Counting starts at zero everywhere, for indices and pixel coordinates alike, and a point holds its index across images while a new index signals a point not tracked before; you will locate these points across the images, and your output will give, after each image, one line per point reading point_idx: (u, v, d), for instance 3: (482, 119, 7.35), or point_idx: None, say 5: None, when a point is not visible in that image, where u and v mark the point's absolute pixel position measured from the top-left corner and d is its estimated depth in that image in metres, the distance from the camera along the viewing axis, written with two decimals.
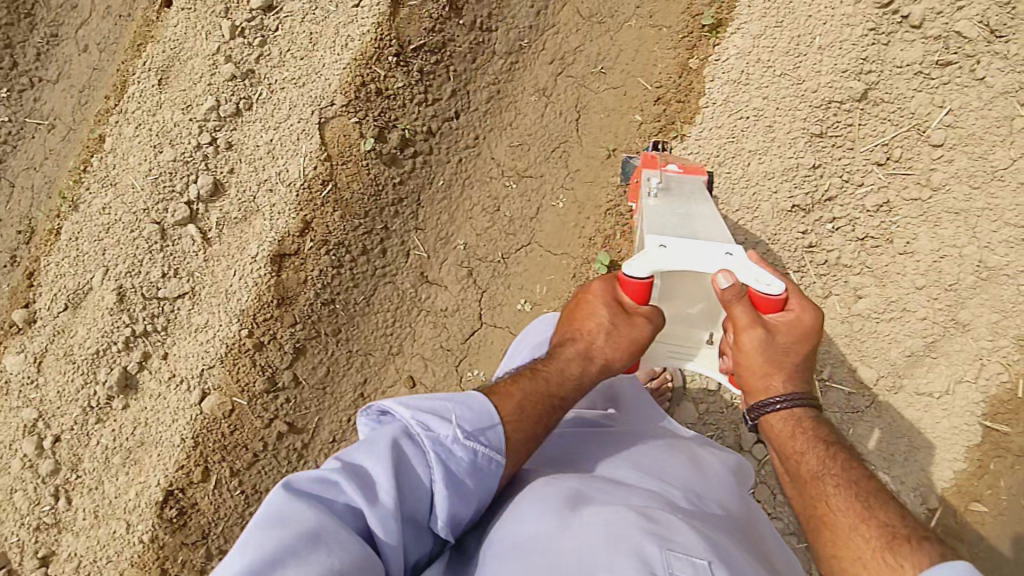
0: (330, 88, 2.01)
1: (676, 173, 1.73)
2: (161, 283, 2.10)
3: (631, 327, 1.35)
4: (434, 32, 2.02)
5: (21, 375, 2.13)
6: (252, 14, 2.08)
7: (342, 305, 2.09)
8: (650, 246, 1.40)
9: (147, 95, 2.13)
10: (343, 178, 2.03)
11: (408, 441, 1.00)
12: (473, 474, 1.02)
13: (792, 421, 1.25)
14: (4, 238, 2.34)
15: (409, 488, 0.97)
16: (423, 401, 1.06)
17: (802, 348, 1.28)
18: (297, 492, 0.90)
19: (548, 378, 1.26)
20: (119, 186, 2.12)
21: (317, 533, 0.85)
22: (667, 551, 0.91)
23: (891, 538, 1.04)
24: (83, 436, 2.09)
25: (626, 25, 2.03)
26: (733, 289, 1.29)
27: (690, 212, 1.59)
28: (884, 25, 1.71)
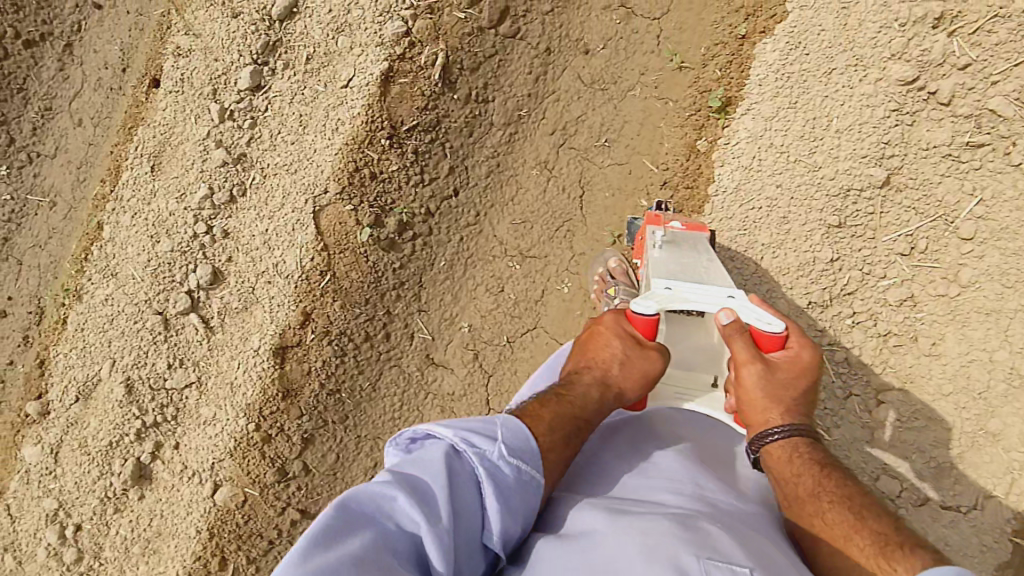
0: (322, 175, 1.94)
1: (681, 231, 1.68)
2: (167, 375, 2.13)
3: (644, 360, 1.31)
4: (427, 110, 1.91)
5: (41, 466, 2.21)
6: (240, 96, 1.99)
7: (347, 394, 2.09)
8: (657, 287, 1.38)
9: (141, 182, 2.08)
10: (341, 268, 1.99)
11: (455, 459, 0.99)
12: (520, 489, 1.01)
13: (790, 448, 1.21)
14: (17, 318, 2.35)
15: (460, 502, 0.95)
16: (461, 421, 1.06)
17: (801, 384, 1.26)
18: (349, 509, 0.86)
19: (569, 403, 1.23)
20: (119, 276, 2.13)
21: (364, 556, 0.81)
22: (708, 562, 0.90)
23: (885, 547, 1.04)
24: (101, 526, 2.16)
25: (630, 94, 1.94)
26: (735, 324, 1.28)
27: (696, 259, 1.54)
28: (908, 104, 1.60)
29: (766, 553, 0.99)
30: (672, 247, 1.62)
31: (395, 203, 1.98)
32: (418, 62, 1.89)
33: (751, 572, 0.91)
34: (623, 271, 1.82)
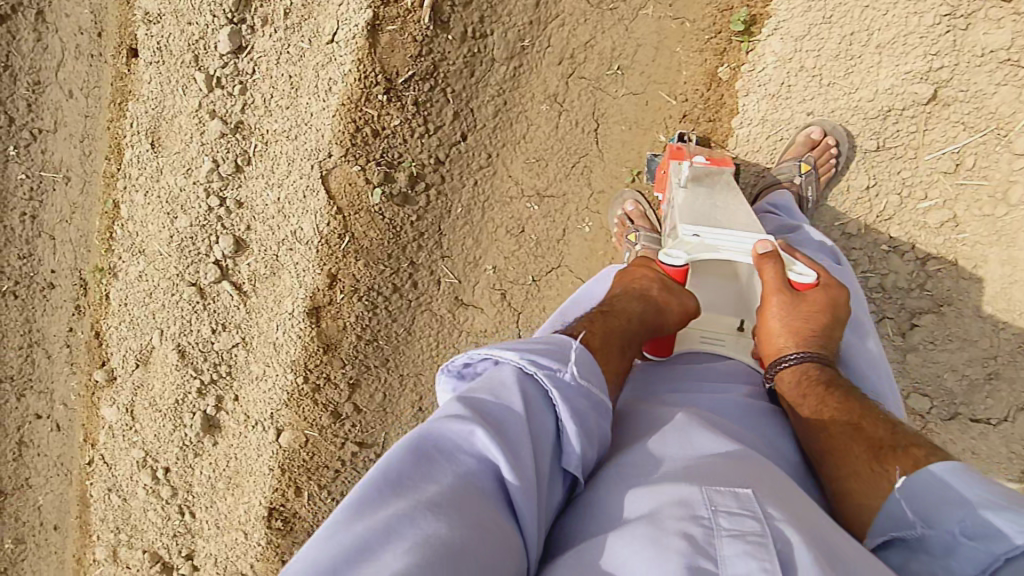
0: (324, 139, 1.87)
1: (705, 166, 1.45)
2: (213, 339, 2.10)
3: (683, 292, 1.24)
4: (422, 57, 1.78)
5: (122, 423, 2.20)
6: (223, 61, 1.92)
7: (385, 340, 2.00)
8: (683, 232, 1.25)
9: (146, 160, 2.04)
10: (358, 228, 1.90)
11: (527, 384, 0.91)
12: (592, 412, 0.94)
13: (807, 373, 1.14)
14: (66, 288, 2.28)
15: (535, 431, 0.88)
16: (523, 343, 0.98)
17: (824, 318, 1.19)
18: (424, 446, 0.82)
19: (617, 317, 1.15)
20: (148, 253, 2.12)
21: (444, 496, 0.77)
22: (709, 489, 0.82)
23: (878, 449, 0.98)
24: (188, 467, 2.14)
25: (641, 12, 1.75)
26: (767, 259, 1.20)
27: (724, 198, 1.36)
28: (963, 6, 1.43)
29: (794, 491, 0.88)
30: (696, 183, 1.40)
31: (403, 157, 1.87)
32: (405, 4, 1.76)
33: (752, 492, 0.82)
34: (640, 213, 1.76)
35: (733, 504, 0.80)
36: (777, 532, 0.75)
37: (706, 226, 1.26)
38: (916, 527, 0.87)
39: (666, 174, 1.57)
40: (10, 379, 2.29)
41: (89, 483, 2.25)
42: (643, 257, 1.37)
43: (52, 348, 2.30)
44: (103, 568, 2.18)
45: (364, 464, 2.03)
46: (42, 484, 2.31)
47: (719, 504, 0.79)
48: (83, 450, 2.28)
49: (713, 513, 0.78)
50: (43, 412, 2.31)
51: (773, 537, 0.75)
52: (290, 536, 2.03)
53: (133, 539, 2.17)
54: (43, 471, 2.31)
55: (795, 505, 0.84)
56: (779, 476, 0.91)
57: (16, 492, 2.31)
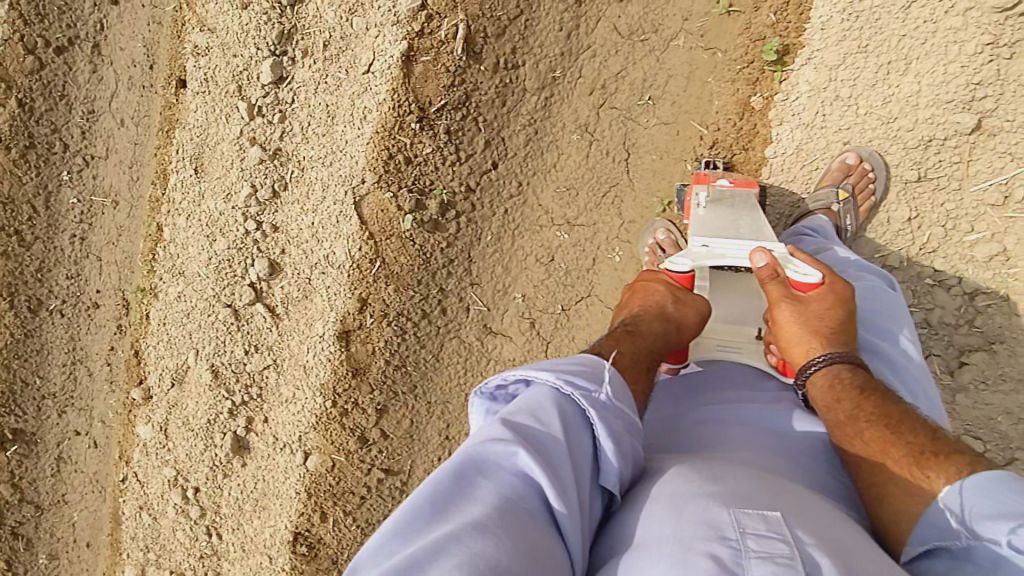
0: (358, 166, 1.90)
1: (728, 188, 1.51)
2: (246, 360, 2.11)
3: (694, 300, 1.24)
4: (455, 86, 1.81)
5: (155, 441, 2.23)
6: (264, 91, 1.99)
7: (413, 366, 2.00)
8: (693, 244, 1.30)
9: (189, 185, 2.12)
10: (389, 254, 1.92)
11: (565, 403, 0.88)
12: (629, 434, 0.90)
13: (834, 376, 1.10)
14: (110, 306, 2.35)
15: (576, 451, 0.85)
16: (556, 364, 0.95)
17: (838, 315, 1.18)
18: (462, 470, 0.79)
19: (642, 337, 1.15)
20: (187, 274, 2.16)
21: (486, 517, 0.75)
22: (737, 510, 0.78)
23: (920, 455, 0.94)
24: (216, 488, 2.15)
25: (672, 44, 1.76)
26: (770, 267, 1.21)
27: (739, 214, 1.42)
28: (1006, 35, 1.38)
29: (837, 523, 0.84)
30: (716, 203, 1.46)
31: (434, 185, 1.88)
32: (439, 36, 1.79)
33: (782, 516, 0.79)
34: (672, 241, 1.72)
35: (762, 526, 0.76)
36: (806, 556, 0.73)
37: (714, 238, 1.30)
38: (961, 538, 0.81)
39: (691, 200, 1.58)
40: (52, 396, 2.35)
41: (122, 501, 2.28)
42: (646, 271, 1.36)
43: (91, 367, 2.36)
44: None
45: (388, 491, 2.02)
46: (77, 501, 2.35)
47: (747, 526, 0.75)
48: (118, 466, 2.32)
49: (741, 534, 0.74)
50: (81, 429, 2.36)
51: (804, 562, 0.71)
52: (314, 562, 2.02)
53: (161, 559, 2.19)
54: (79, 487, 2.35)
55: (830, 535, 0.79)
56: (815, 506, 0.87)
57: (52, 507, 2.35)
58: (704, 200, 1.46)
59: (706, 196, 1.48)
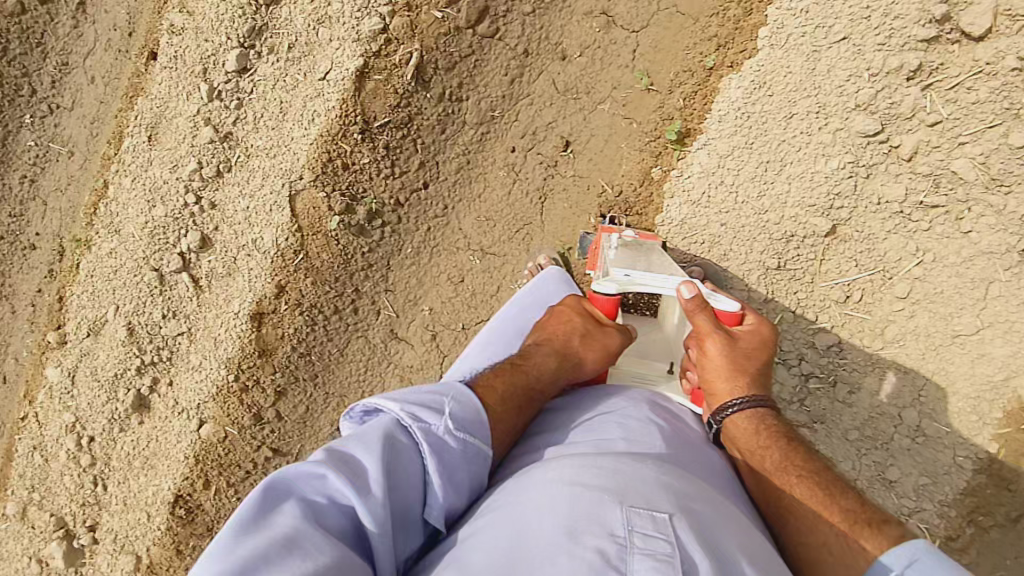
0: (299, 163, 2.03)
1: (634, 237, 1.67)
2: (161, 324, 2.19)
3: (602, 335, 1.34)
4: (400, 107, 1.97)
5: (61, 386, 2.28)
6: (227, 77, 2.11)
7: (318, 357, 2.11)
8: (615, 274, 1.36)
9: (140, 150, 2.23)
10: (313, 249, 2.04)
11: (399, 435, 0.99)
12: (466, 464, 1.03)
13: (756, 420, 1.21)
14: (45, 250, 2.42)
15: (403, 477, 0.95)
16: (408, 395, 1.06)
17: (762, 358, 1.29)
18: (279, 490, 0.87)
19: (527, 372, 1.27)
20: (122, 233, 2.24)
21: (301, 533, 0.82)
22: (629, 510, 0.87)
23: (854, 522, 1.06)
24: (110, 440, 2.22)
25: (599, 107, 1.93)
26: (698, 298, 1.26)
27: (648, 253, 1.55)
28: (866, 157, 1.57)
29: (717, 518, 0.93)
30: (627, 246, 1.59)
31: (367, 192, 2.03)
32: (393, 59, 1.95)
33: (670, 516, 0.88)
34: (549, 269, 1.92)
35: (650, 526, 0.85)
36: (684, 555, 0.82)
37: (636, 270, 1.36)
38: None
39: (597, 247, 1.73)
40: None
41: (16, 439, 2.32)
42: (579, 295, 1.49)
43: (16, 306, 2.42)
44: (9, 522, 2.27)
45: (273, 470, 2.13)
46: None
47: (636, 525, 0.85)
48: (20, 405, 2.36)
49: (630, 532, 0.84)
50: None
51: (681, 559, 0.82)
52: (190, 526, 2.11)
53: (44, 501, 2.24)
54: None
55: (709, 530, 0.89)
56: (702, 500, 0.96)
57: None
58: (615, 242, 1.61)
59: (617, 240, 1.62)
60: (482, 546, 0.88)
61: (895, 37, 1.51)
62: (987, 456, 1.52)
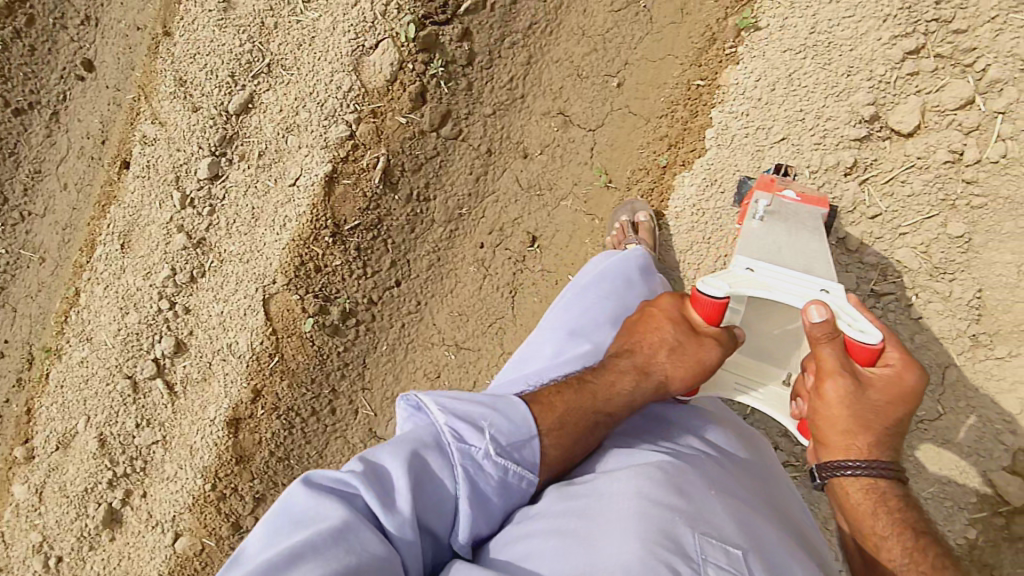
0: (272, 267, 2.06)
1: (794, 202, 1.48)
2: (135, 433, 2.16)
3: (698, 348, 1.21)
4: (369, 210, 2.03)
5: (28, 502, 2.21)
6: (200, 184, 2.15)
7: (296, 460, 2.08)
8: (736, 268, 1.21)
9: (113, 258, 2.24)
10: (288, 351, 2.05)
11: (438, 453, 1.03)
12: (502, 494, 1.06)
13: (870, 485, 1.09)
14: (14, 359, 2.39)
15: (435, 495, 1.01)
16: (461, 407, 1.08)
17: (899, 412, 1.08)
18: (324, 488, 0.96)
19: (592, 394, 1.20)
20: (93, 341, 2.22)
21: (346, 527, 0.90)
22: (700, 538, 0.96)
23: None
24: (81, 558, 2.14)
25: (562, 202, 2.00)
26: (826, 324, 1.08)
27: (799, 238, 1.37)
28: None
29: (765, 534, 1.02)
30: (776, 217, 1.45)
31: (339, 293, 2.06)
32: (361, 164, 2.02)
33: (739, 553, 0.95)
34: (649, 227, 1.79)
35: (720, 559, 0.94)
36: None
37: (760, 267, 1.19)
38: None
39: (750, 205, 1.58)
40: None
41: None
42: (681, 292, 1.33)
43: None
44: None
45: None
46: None
47: (708, 557, 0.93)
48: None
49: (702, 563, 0.92)
50: None
51: None
52: None
53: None
54: None
55: (757, 549, 0.98)
56: (743, 513, 1.04)
57: None
58: (761, 212, 1.45)
59: (766, 207, 1.47)
60: (553, 556, 0.95)
61: (829, 137, 1.66)
62: (967, 542, 1.52)
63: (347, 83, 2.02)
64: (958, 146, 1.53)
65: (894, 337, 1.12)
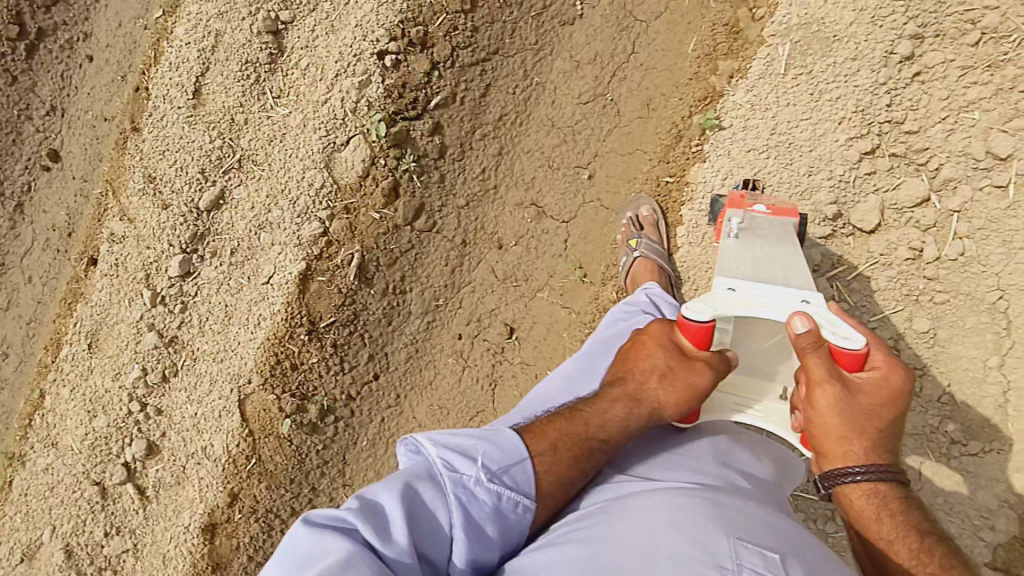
0: (247, 366, 2.03)
1: (765, 215, 1.51)
2: (104, 542, 2.08)
3: (688, 373, 1.19)
4: (345, 306, 2.01)
5: None
6: (170, 282, 2.11)
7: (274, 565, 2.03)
8: (717, 289, 1.23)
9: (79, 358, 2.18)
10: (265, 452, 2.01)
11: (432, 484, 1.05)
12: (502, 517, 1.07)
13: (869, 487, 1.14)
14: None
15: (433, 524, 1.02)
16: (449, 439, 1.12)
17: (887, 413, 1.12)
18: (322, 526, 0.97)
19: (581, 423, 1.20)
20: (60, 446, 2.15)
21: (350, 559, 0.92)
22: (735, 542, 0.97)
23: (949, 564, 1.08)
24: None
25: (538, 293, 2.03)
26: (811, 335, 1.09)
27: (774, 250, 1.39)
28: None
29: (783, 534, 1.03)
30: (750, 233, 1.47)
31: (317, 390, 2.03)
32: (335, 260, 2.01)
33: (773, 556, 0.97)
34: (652, 221, 1.87)
35: (756, 562, 0.95)
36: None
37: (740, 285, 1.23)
38: None
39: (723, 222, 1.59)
40: None
41: None
42: (668, 317, 1.33)
43: None
44: None
45: None
46: None
47: (744, 559, 0.95)
48: None
49: (738, 564, 0.94)
50: None
51: None
52: None
53: None
54: None
55: (782, 550, 0.99)
56: (759, 515, 1.06)
57: None
58: (736, 230, 1.46)
59: (738, 224, 1.49)
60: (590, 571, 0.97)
61: None
62: None
63: (319, 180, 2.01)
64: (917, 245, 1.62)
65: (875, 338, 1.15)
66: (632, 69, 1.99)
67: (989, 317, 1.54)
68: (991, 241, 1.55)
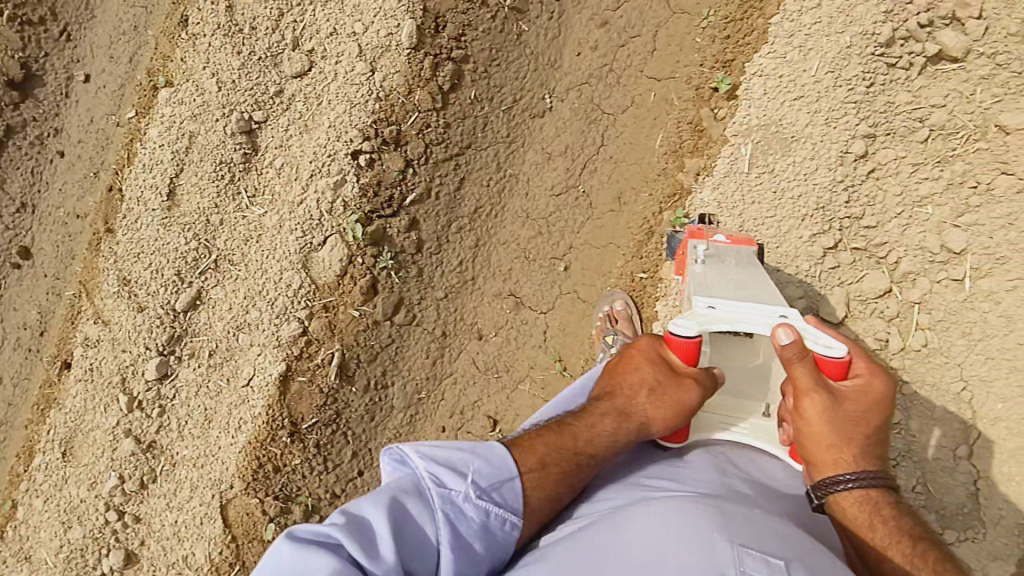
0: (228, 471, 2.00)
1: (724, 244, 1.59)
2: None
3: (678, 390, 1.23)
4: (326, 405, 2.01)
5: None
6: (148, 385, 2.09)
7: None
8: (699, 307, 1.25)
9: (54, 466, 2.13)
10: (249, 557, 1.97)
11: (419, 500, 1.06)
12: (487, 534, 1.08)
13: (860, 495, 1.15)
14: None
15: (419, 540, 1.03)
16: (438, 453, 1.12)
17: (872, 419, 1.18)
18: (307, 541, 0.98)
19: (571, 437, 1.21)
20: (33, 559, 2.09)
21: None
22: (739, 548, 0.92)
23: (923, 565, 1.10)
24: None
25: (520, 384, 2.07)
26: (795, 345, 1.15)
27: (740, 275, 1.46)
28: None
29: (790, 538, 0.99)
30: (715, 260, 1.54)
31: (301, 490, 2.01)
32: (316, 359, 2.01)
33: (781, 563, 0.91)
34: (626, 315, 1.93)
35: (762, 568, 0.89)
36: None
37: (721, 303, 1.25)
38: None
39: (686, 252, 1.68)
40: None
41: None
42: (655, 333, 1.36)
43: None
44: None
45: None
46: None
47: (746, 564, 0.89)
48: None
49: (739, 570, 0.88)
50: None
51: None
52: None
53: None
54: None
55: (789, 553, 0.94)
56: (764, 521, 1.01)
57: None
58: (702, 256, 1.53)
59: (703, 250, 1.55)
60: None
61: None
62: None
63: (297, 281, 2.02)
64: (883, 336, 1.70)
65: (856, 349, 1.22)
66: (601, 161, 2.07)
67: (955, 406, 1.63)
68: (952, 332, 1.65)
